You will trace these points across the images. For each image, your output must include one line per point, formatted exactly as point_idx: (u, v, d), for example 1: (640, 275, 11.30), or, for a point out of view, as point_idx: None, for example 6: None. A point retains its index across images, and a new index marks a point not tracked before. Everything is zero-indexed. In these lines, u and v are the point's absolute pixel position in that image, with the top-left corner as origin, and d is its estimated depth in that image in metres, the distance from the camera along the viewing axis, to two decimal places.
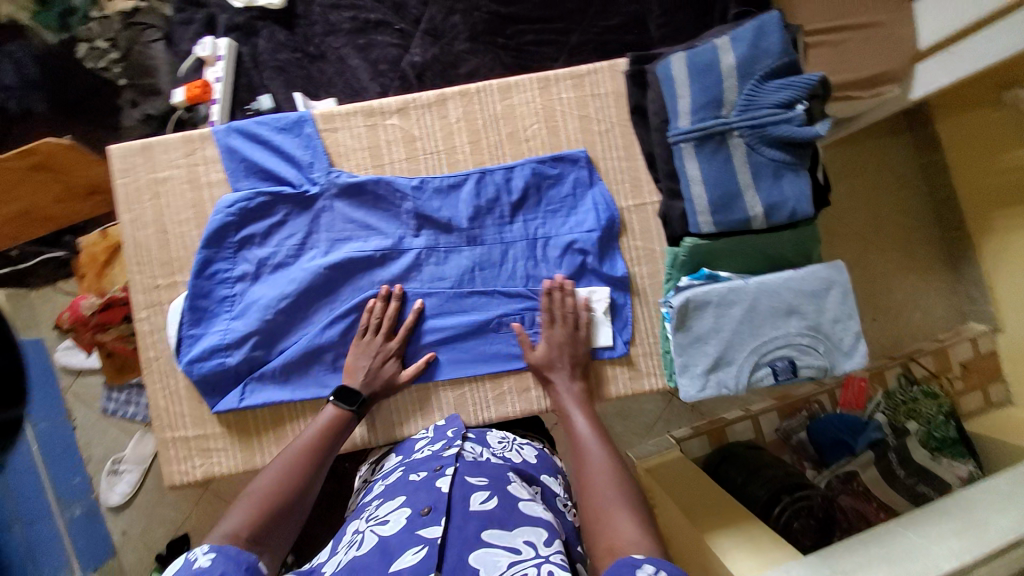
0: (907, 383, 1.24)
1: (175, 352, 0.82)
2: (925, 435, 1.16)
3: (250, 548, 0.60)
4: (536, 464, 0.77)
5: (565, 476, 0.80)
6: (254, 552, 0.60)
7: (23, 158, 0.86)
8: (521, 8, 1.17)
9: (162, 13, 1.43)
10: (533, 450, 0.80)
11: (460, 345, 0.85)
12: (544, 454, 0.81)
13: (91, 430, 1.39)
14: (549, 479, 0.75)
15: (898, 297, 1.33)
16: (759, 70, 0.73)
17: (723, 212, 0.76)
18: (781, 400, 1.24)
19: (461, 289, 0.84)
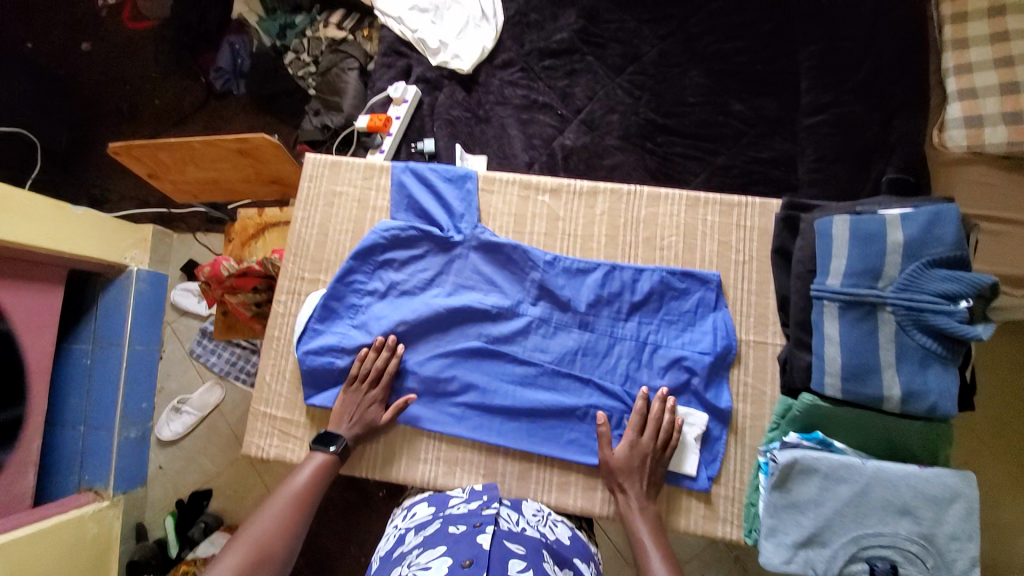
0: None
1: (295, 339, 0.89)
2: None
3: None
4: (569, 546, 0.73)
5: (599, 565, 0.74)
6: None
7: (236, 143, 0.98)
8: (677, 123, 1.25)
9: (364, 49, 1.68)
10: (567, 530, 0.77)
11: (541, 422, 0.84)
12: (578, 536, 0.77)
13: (173, 363, 1.81)
14: (581, 563, 0.70)
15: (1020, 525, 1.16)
16: (928, 255, 0.71)
17: (855, 382, 0.74)
18: None
19: (559, 368, 0.86)
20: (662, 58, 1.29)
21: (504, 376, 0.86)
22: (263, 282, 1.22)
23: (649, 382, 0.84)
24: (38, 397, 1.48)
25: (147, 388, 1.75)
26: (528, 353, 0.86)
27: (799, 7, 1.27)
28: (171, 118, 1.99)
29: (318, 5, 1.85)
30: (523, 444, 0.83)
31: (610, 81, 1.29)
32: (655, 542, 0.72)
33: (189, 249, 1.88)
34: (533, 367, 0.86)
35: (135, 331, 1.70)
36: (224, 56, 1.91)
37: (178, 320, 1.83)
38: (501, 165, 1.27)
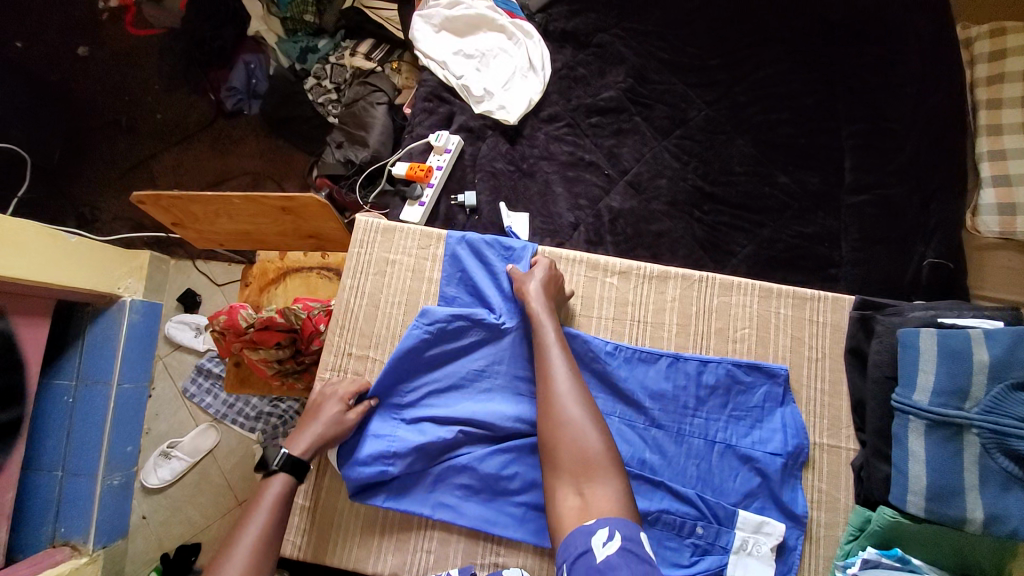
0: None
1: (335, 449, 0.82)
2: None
3: None
4: None
5: None
6: None
7: (281, 201, 0.92)
8: (725, 192, 1.23)
9: (394, 83, 1.61)
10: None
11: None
12: None
13: (165, 403, 1.67)
14: None
15: None
16: (1012, 377, 0.69)
17: (938, 503, 0.72)
18: None
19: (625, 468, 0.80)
20: (709, 123, 1.28)
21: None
22: (287, 338, 1.11)
23: (720, 484, 0.80)
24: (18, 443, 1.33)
25: (134, 429, 1.62)
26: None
27: (844, 83, 1.28)
28: (174, 135, 1.86)
29: (342, 30, 1.76)
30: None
31: (657, 144, 1.27)
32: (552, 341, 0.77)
33: (188, 277, 1.75)
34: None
35: (125, 367, 1.57)
36: (237, 76, 1.81)
37: (171, 354, 1.71)
38: (545, 224, 1.22)
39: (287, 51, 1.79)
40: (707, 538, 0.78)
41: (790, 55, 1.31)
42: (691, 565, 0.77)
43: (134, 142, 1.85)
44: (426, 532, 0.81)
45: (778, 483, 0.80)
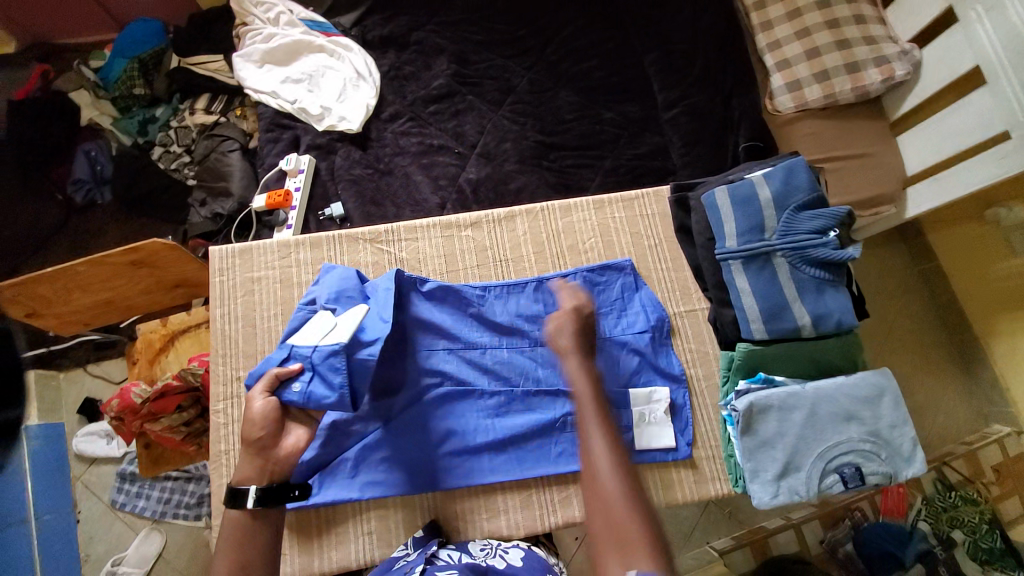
0: (945, 489, 1.28)
1: None
2: (971, 546, 1.21)
3: None
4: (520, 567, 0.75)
5: None
6: None
7: (127, 254, 0.92)
8: (563, 139, 1.37)
9: (242, 128, 1.62)
10: (519, 551, 0.79)
11: (525, 445, 0.86)
12: (532, 553, 0.79)
13: (97, 521, 1.51)
14: None
15: (920, 398, 1.42)
16: (793, 202, 0.86)
17: (774, 322, 0.84)
18: (821, 510, 1.30)
19: (528, 389, 0.88)
20: (533, 86, 1.41)
21: (473, 412, 0.86)
22: (188, 398, 1.10)
23: (611, 374, 0.89)
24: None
25: (70, 560, 1.45)
26: (491, 385, 0.88)
27: (632, 23, 1.46)
28: (27, 248, 1.71)
29: (177, 94, 1.74)
30: (513, 472, 0.85)
31: (494, 114, 1.38)
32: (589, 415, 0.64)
33: (82, 385, 1.60)
34: (501, 396, 0.87)
35: (39, 498, 1.41)
36: (79, 167, 1.73)
37: (89, 470, 1.55)
38: (416, 212, 1.29)
39: (127, 128, 1.73)
40: (611, 423, 0.87)
41: (583, 12, 1.47)
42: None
43: None
44: (362, 513, 0.84)
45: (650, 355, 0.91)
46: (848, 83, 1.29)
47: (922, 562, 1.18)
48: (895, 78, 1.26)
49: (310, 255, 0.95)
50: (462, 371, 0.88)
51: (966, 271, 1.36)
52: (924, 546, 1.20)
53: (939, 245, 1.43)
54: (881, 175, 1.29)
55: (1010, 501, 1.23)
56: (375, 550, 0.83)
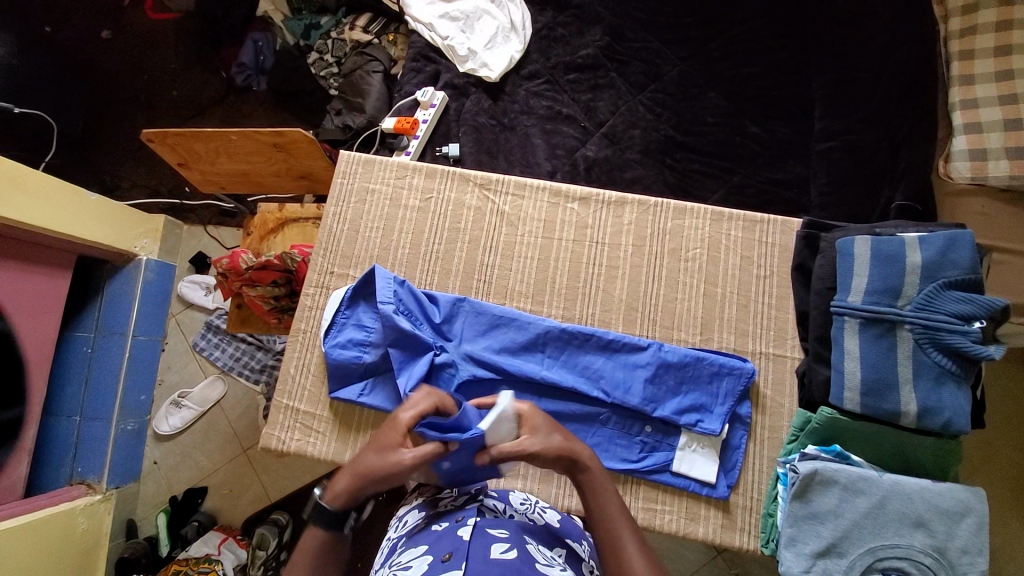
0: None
1: (322, 333, 0.91)
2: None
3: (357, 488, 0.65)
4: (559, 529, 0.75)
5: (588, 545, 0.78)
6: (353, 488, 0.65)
7: (273, 136, 1.03)
8: (696, 141, 1.29)
9: (390, 53, 1.69)
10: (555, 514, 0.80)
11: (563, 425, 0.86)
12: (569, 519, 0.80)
13: (176, 356, 1.74)
14: (574, 543, 0.73)
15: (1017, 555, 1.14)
16: (943, 277, 0.75)
17: (873, 397, 0.76)
18: None
19: (581, 372, 0.86)
20: (682, 78, 1.33)
21: (524, 380, 0.86)
22: (283, 278, 1.21)
23: (676, 390, 0.84)
24: (39, 390, 1.38)
25: (148, 380, 1.68)
26: (549, 361, 0.87)
27: (814, 38, 1.32)
28: (189, 110, 1.93)
29: (344, 7, 1.84)
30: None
31: (631, 97, 1.33)
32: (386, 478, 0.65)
33: (199, 242, 1.81)
34: (557, 373, 0.86)
35: (140, 321, 1.63)
36: (246, 53, 1.89)
37: (183, 312, 1.77)
38: (525, 172, 1.30)
39: (293, 28, 1.87)
40: (655, 436, 0.84)
41: (763, 13, 1.35)
42: (638, 460, 0.84)
43: (151, 117, 1.92)
44: None
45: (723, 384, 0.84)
46: None
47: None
48: None
49: (422, 183, 1.00)
50: (528, 338, 0.88)
51: None
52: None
53: None
54: None
55: None
56: None
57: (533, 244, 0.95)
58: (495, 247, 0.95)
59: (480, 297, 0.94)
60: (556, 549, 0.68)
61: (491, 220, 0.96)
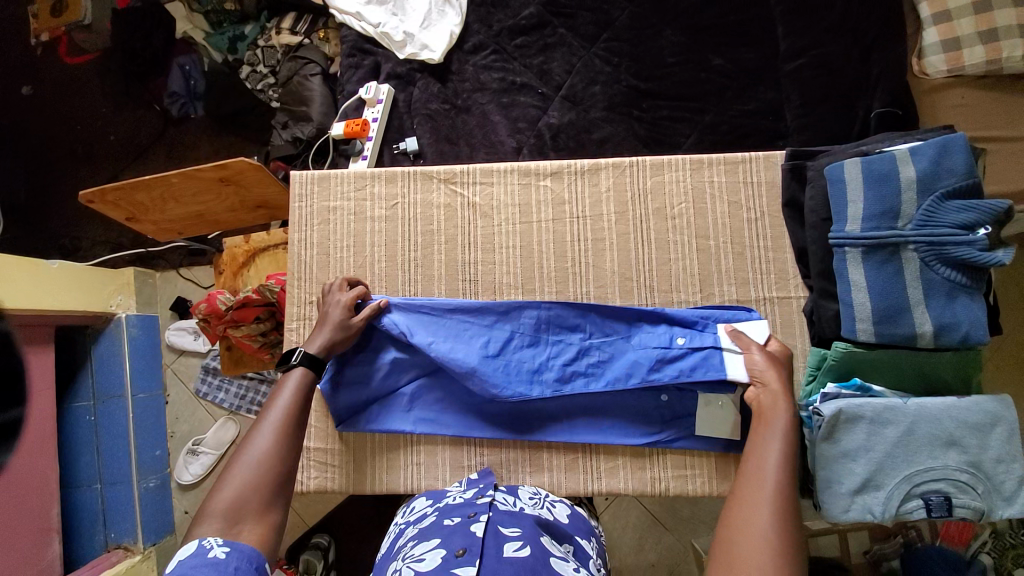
0: (1019, 526, 1.10)
1: None
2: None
3: (276, 454, 0.65)
4: (568, 524, 0.76)
5: (597, 540, 0.78)
6: (263, 460, 0.64)
7: (217, 172, 1.00)
8: (660, 85, 1.21)
9: (324, 51, 1.56)
10: (565, 509, 0.80)
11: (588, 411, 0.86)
12: (576, 514, 0.80)
13: (182, 405, 1.65)
14: (583, 541, 0.73)
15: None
16: (942, 187, 0.72)
17: (887, 324, 0.73)
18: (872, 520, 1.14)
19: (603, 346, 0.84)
20: (634, 20, 1.24)
21: (563, 362, 0.84)
22: (265, 311, 1.16)
23: (688, 348, 0.81)
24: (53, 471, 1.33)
25: (159, 434, 1.61)
26: (591, 339, 0.85)
27: None
28: (130, 153, 1.81)
29: (265, 11, 1.69)
30: (566, 435, 0.85)
31: (585, 52, 1.25)
32: (265, 462, 0.64)
33: (175, 287, 1.69)
34: (604, 351, 0.84)
35: (136, 378, 1.56)
36: (174, 80, 1.75)
37: (177, 360, 1.67)
38: (489, 153, 1.23)
39: (216, 44, 1.72)
40: (673, 404, 0.84)
41: None
42: (660, 431, 0.83)
43: (93, 169, 1.81)
44: (412, 448, 0.88)
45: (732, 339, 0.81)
46: (1020, 48, 1.01)
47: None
48: None
49: (384, 190, 0.94)
50: (529, 330, 0.85)
51: None
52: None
53: None
54: None
55: None
56: (420, 483, 0.87)
57: (513, 232, 0.90)
58: (473, 242, 0.91)
59: (469, 297, 0.90)
60: (568, 543, 0.71)
61: (463, 215, 0.92)
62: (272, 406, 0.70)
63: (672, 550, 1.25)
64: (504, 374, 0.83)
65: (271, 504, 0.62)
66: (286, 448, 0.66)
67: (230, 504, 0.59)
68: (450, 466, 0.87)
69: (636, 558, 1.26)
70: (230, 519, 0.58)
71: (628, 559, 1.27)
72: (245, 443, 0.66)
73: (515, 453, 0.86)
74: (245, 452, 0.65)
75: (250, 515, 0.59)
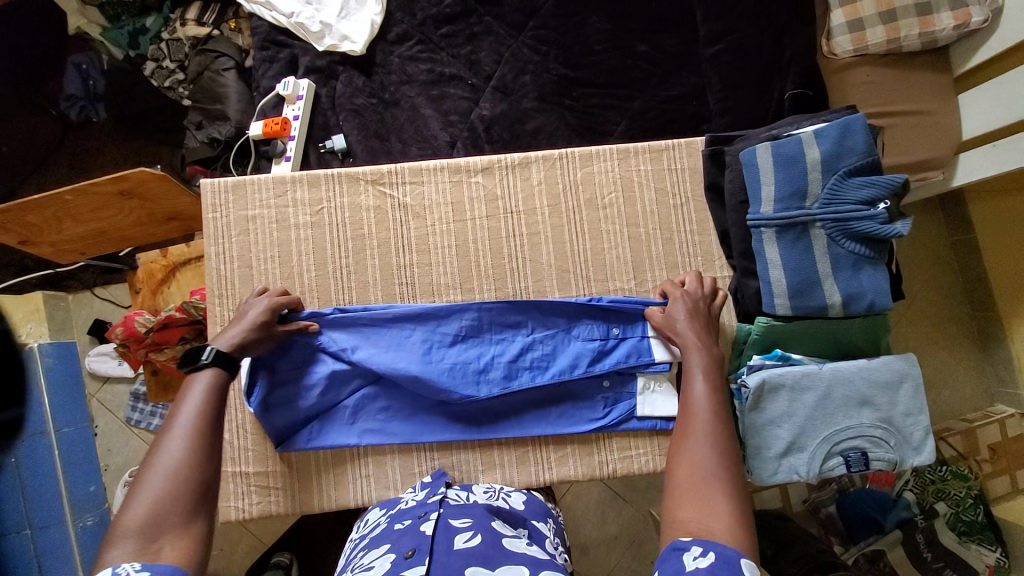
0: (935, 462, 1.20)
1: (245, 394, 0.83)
2: (953, 518, 1.15)
3: (186, 463, 0.60)
4: (523, 509, 0.77)
5: (554, 521, 0.79)
6: (176, 471, 0.59)
7: (114, 184, 0.94)
8: (588, 73, 1.22)
9: (236, 43, 1.44)
10: (521, 495, 0.81)
11: (534, 406, 0.87)
12: (531, 498, 0.81)
13: (114, 436, 1.50)
14: (539, 523, 0.75)
15: (927, 373, 1.33)
16: (844, 166, 0.77)
17: (802, 298, 0.79)
18: None
19: (545, 344, 0.85)
20: (560, 8, 1.23)
21: (508, 359, 0.84)
22: (190, 330, 1.07)
23: (623, 337, 0.86)
24: None
25: (90, 469, 1.45)
26: (533, 334, 0.86)
27: None
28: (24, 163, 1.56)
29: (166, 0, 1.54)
30: (515, 430, 0.86)
31: (513, 41, 1.23)
32: (180, 472, 0.60)
33: (92, 308, 1.51)
34: (547, 346, 0.85)
35: (58, 412, 1.39)
36: (70, 81, 1.51)
37: (102, 389, 1.51)
38: (422, 149, 1.20)
39: (115, 38, 1.54)
40: (615, 389, 0.86)
41: None
42: (605, 415, 0.86)
43: None
44: (360, 461, 0.86)
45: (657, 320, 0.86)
46: (916, 27, 1.09)
47: (900, 529, 1.14)
48: (969, 25, 1.07)
49: (308, 195, 0.89)
50: (472, 330, 0.85)
51: (1002, 249, 1.24)
52: (907, 514, 1.15)
53: (977, 217, 1.28)
54: (934, 138, 1.13)
55: (995, 478, 1.20)
56: (372, 495, 0.86)
57: (448, 232, 0.89)
58: (407, 244, 0.88)
59: (407, 301, 0.88)
60: (523, 527, 0.73)
61: (395, 216, 0.89)
62: (178, 411, 0.65)
63: (632, 519, 1.30)
64: (449, 376, 0.82)
65: (191, 514, 0.58)
66: (201, 452, 0.62)
67: (142, 521, 0.55)
68: (401, 474, 0.86)
69: (599, 531, 1.30)
70: (146, 536, 0.54)
71: (592, 533, 1.31)
72: (151, 456, 0.61)
73: (465, 454, 0.86)
74: (154, 465, 0.60)
75: (169, 527, 0.56)
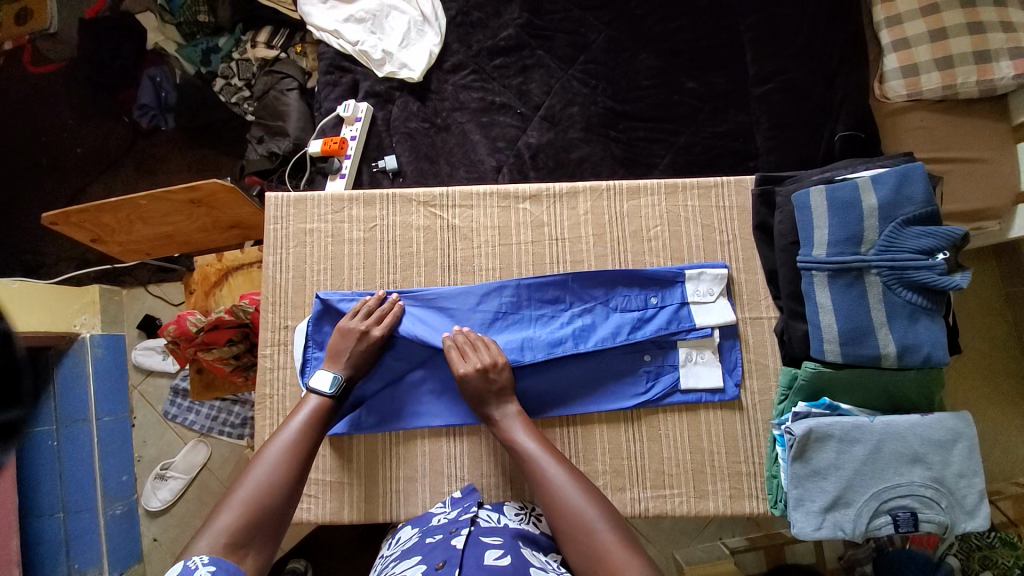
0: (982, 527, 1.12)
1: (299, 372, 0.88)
2: None
3: (276, 491, 0.66)
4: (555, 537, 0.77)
5: None
6: (262, 498, 0.65)
7: (188, 193, 1.02)
8: (635, 107, 1.24)
9: (301, 66, 1.52)
10: None
11: (572, 382, 0.87)
12: None
13: (149, 429, 1.54)
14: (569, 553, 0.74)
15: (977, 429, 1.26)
16: (902, 214, 0.75)
17: (854, 346, 0.76)
18: None
19: (585, 316, 0.88)
20: (611, 44, 1.27)
21: (548, 333, 0.86)
22: (238, 333, 1.12)
23: (661, 305, 0.88)
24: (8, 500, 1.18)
25: (124, 459, 1.50)
26: (573, 309, 0.88)
27: None
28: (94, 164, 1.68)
29: (240, 23, 1.61)
30: (560, 409, 0.86)
31: (563, 74, 1.27)
32: (265, 494, 0.65)
33: (144, 304, 1.58)
34: (585, 319, 0.88)
35: (100, 401, 1.45)
36: (144, 91, 1.63)
37: (145, 381, 1.56)
38: (469, 172, 1.24)
39: (188, 55, 1.62)
40: (656, 363, 0.87)
41: None
42: (648, 390, 0.86)
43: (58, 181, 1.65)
44: (392, 474, 0.87)
45: (693, 285, 0.88)
46: (974, 75, 1.07)
47: None
48: None
49: (363, 213, 0.93)
50: (515, 316, 0.88)
51: None
52: None
53: None
54: (991, 187, 1.10)
55: None
56: (401, 511, 0.86)
57: (492, 255, 0.91)
58: (453, 264, 0.91)
59: None
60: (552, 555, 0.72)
61: (443, 237, 0.92)
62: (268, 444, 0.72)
63: (654, 560, 1.25)
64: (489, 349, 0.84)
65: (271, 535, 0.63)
66: (287, 479, 0.68)
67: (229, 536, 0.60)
68: (431, 493, 0.86)
69: None
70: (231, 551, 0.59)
71: None
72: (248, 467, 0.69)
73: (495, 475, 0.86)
74: (238, 492, 0.65)
75: (255, 543, 0.61)
